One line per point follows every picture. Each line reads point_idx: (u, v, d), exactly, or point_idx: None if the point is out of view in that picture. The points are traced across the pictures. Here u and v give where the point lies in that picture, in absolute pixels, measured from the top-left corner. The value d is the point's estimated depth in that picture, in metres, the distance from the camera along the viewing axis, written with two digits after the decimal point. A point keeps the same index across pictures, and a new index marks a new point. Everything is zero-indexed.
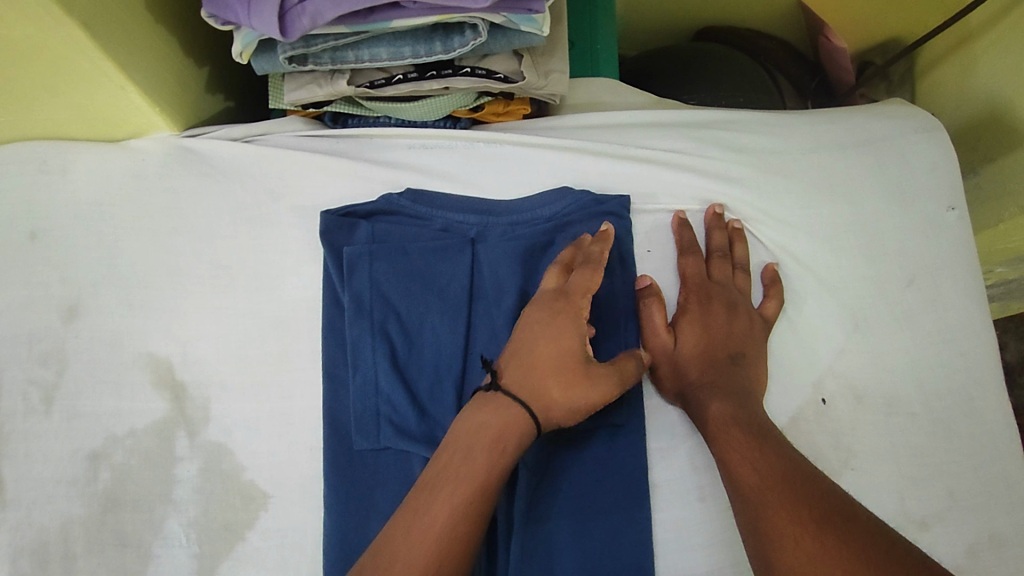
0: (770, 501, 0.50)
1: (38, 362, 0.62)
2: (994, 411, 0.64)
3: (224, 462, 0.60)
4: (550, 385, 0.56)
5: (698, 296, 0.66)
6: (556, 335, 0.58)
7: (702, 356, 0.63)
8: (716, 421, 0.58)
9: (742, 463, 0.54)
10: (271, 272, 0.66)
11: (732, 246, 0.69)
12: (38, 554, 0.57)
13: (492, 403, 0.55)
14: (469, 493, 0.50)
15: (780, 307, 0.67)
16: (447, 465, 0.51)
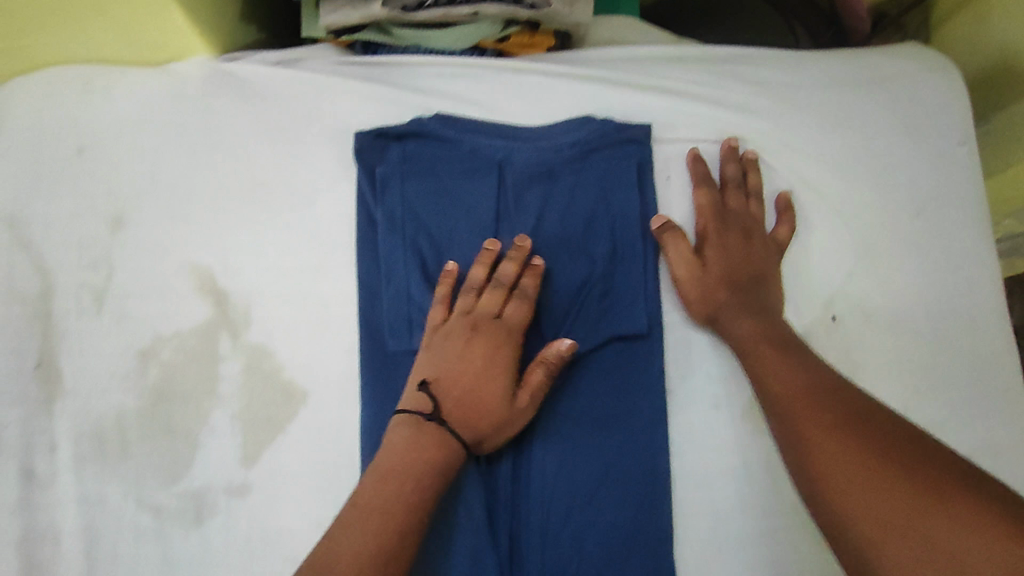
0: (801, 410, 0.52)
1: (88, 268, 0.66)
2: (996, 329, 0.67)
3: (265, 362, 0.64)
4: (484, 421, 0.58)
5: (717, 227, 0.68)
6: (494, 373, 0.60)
7: (730, 280, 0.65)
8: (748, 341, 0.61)
9: (771, 375, 0.57)
10: (307, 189, 0.69)
11: (745, 174, 0.72)
12: (96, 438, 0.62)
13: (424, 432, 0.57)
14: (394, 519, 0.52)
15: (791, 233, 0.70)
16: (378, 492, 0.54)
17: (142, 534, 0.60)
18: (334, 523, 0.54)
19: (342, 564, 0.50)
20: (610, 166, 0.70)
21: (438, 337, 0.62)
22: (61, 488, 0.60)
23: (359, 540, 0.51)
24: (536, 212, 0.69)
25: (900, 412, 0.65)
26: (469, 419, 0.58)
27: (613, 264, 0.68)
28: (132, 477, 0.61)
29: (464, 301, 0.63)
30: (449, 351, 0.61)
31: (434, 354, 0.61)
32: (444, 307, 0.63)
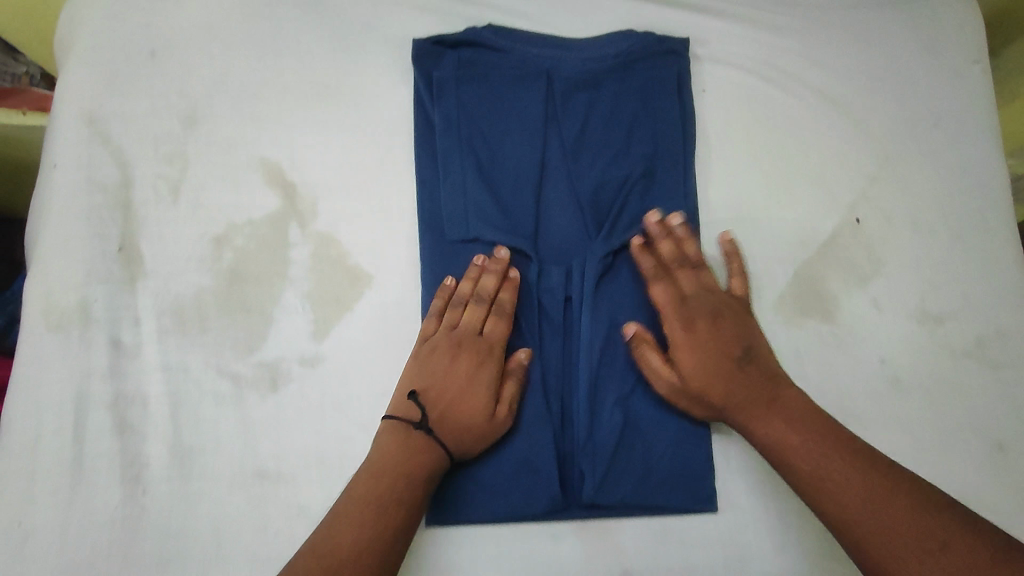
0: (818, 454, 0.55)
1: (164, 161, 0.70)
2: (1007, 230, 0.72)
3: (331, 248, 0.69)
4: (465, 435, 0.60)
5: (681, 324, 0.64)
6: (476, 389, 0.61)
7: (712, 379, 0.61)
8: (755, 429, 0.59)
9: (794, 462, 0.56)
10: (368, 93, 0.73)
11: (682, 246, 0.67)
12: (176, 313, 0.67)
13: (410, 440, 0.59)
14: (385, 517, 0.55)
15: (745, 283, 0.67)
16: (371, 489, 0.56)
17: (222, 400, 0.65)
18: (327, 514, 0.55)
19: (341, 555, 0.52)
20: (652, 73, 0.73)
21: (424, 352, 0.63)
22: (148, 357, 0.66)
23: (355, 531, 0.53)
24: (582, 115, 0.72)
25: (917, 302, 0.70)
26: (452, 427, 0.60)
27: (654, 163, 0.72)
28: (212, 348, 0.66)
29: (451, 315, 0.65)
30: (435, 366, 0.62)
31: (421, 369, 0.63)
32: (434, 321, 0.65)
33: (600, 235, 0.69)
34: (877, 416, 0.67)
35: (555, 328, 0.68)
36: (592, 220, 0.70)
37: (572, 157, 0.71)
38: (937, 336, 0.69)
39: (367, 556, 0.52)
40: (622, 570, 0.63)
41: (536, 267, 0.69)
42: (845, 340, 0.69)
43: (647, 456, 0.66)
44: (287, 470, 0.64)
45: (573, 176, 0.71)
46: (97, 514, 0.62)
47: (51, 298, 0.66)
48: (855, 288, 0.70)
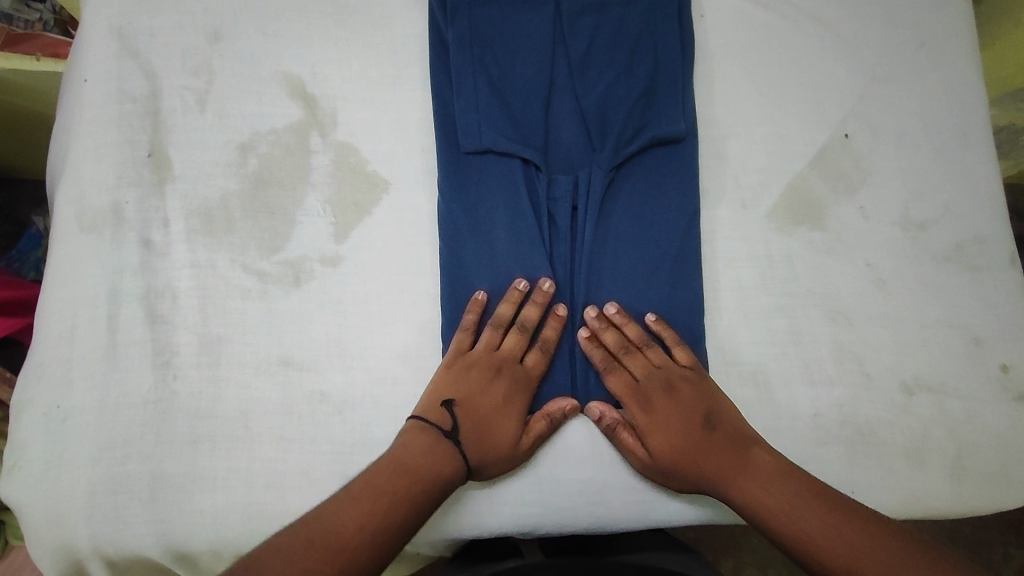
0: (797, 516, 0.57)
1: (191, 74, 0.74)
2: (983, 146, 0.77)
3: (351, 157, 0.72)
4: (489, 457, 0.61)
5: (639, 405, 0.65)
6: (507, 415, 0.63)
7: (680, 458, 0.62)
8: (736, 493, 0.60)
9: (785, 526, 0.57)
10: (384, 12, 0.77)
11: (623, 331, 0.68)
12: (204, 214, 0.70)
13: (439, 446, 0.60)
14: (399, 510, 0.55)
15: (690, 354, 0.67)
16: (390, 482, 0.56)
17: (249, 294, 0.68)
18: (337, 492, 0.56)
19: (346, 534, 0.52)
20: None
21: (462, 365, 0.65)
22: (177, 255, 0.69)
23: (364, 515, 0.54)
24: (588, 34, 0.75)
25: (901, 211, 0.74)
26: (480, 444, 0.61)
27: (657, 79, 0.75)
28: (238, 247, 0.69)
29: (489, 337, 0.66)
30: (471, 380, 0.64)
31: (456, 380, 0.64)
32: (470, 338, 0.66)
33: (604, 151, 0.72)
34: (864, 313, 0.71)
35: (561, 232, 0.71)
36: (597, 133, 0.73)
37: (579, 75, 0.75)
38: (918, 242, 0.74)
39: (372, 544, 0.53)
40: None
41: (545, 177, 0.72)
42: (835, 244, 0.73)
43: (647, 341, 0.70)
44: (310, 360, 0.67)
45: (579, 94, 0.74)
46: (130, 398, 0.65)
47: (83, 200, 0.69)
48: (844, 197, 0.74)
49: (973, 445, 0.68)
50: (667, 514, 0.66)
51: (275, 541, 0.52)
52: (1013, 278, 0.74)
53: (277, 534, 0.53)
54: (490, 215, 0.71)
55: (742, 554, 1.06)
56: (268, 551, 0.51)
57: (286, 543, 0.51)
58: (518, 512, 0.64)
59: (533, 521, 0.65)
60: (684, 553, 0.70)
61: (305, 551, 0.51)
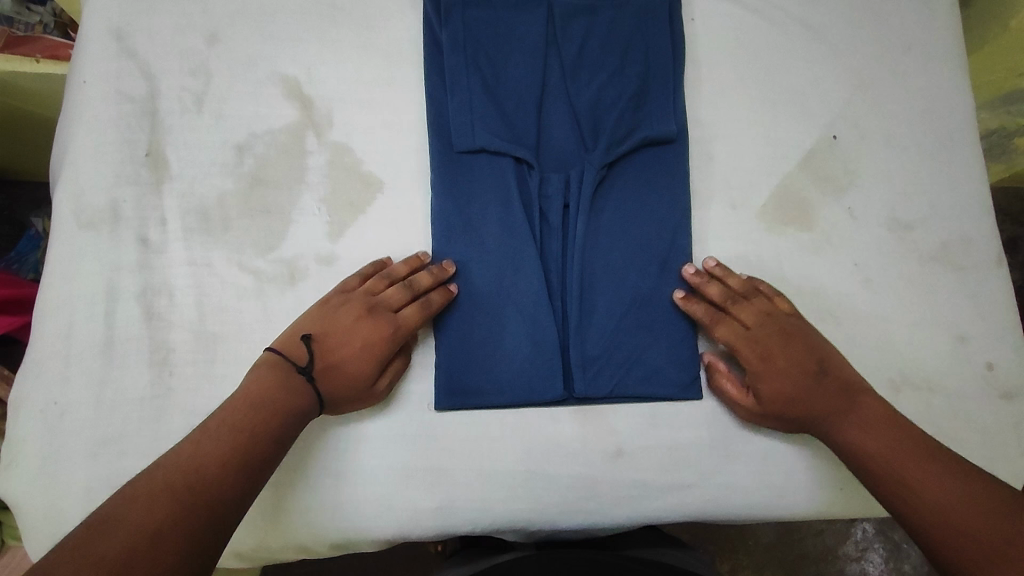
0: (891, 455, 0.59)
1: (188, 75, 0.75)
2: (969, 147, 0.78)
3: (346, 157, 0.73)
4: (340, 398, 0.62)
5: (753, 353, 0.65)
6: (363, 360, 0.62)
7: (789, 402, 0.64)
8: (841, 440, 0.62)
9: (902, 469, 0.57)
10: (379, 15, 0.78)
11: (727, 284, 0.69)
12: (200, 213, 0.71)
13: (290, 381, 0.60)
14: (255, 443, 0.55)
15: (792, 304, 0.68)
16: (245, 417, 0.56)
17: (244, 292, 0.69)
18: (190, 434, 0.54)
19: (199, 469, 0.51)
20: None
21: (336, 304, 0.65)
22: (174, 253, 0.70)
23: (225, 451, 0.53)
24: (580, 37, 0.77)
25: (888, 211, 0.76)
26: (330, 380, 0.61)
27: (648, 81, 0.76)
28: (234, 245, 0.70)
29: (375, 283, 0.66)
30: (338, 319, 0.63)
31: (322, 316, 0.64)
32: (357, 280, 0.67)
33: (595, 149, 0.73)
34: (853, 311, 0.72)
35: (554, 230, 0.72)
36: (589, 132, 0.74)
37: (571, 76, 0.76)
38: (905, 242, 0.75)
39: (223, 477, 0.51)
40: (616, 448, 0.68)
41: (538, 176, 0.73)
42: (823, 244, 0.74)
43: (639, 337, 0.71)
44: None
45: (572, 94, 0.75)
46: (128, 393, 0.65)
47: (81, 199, 0.70)
48: (832, 197, 0.76)
49: (960, 442, 0.69)
50: (659, 510, 0.67)
51: (126, 491, 0.49)
52: (1000, 277, 0.75)
53: (128, 484, 0.50)
54: (483, 211, 0.72)
55: (739, 554, 1.07)
56: (125, 498, 0.48)
57: (122, 493, 0.49)
58: (511, 508, 0.65)
59: (526, 517, 0.65)
60: (679, 549, 0.71)
61: (137, 493, 0.48)
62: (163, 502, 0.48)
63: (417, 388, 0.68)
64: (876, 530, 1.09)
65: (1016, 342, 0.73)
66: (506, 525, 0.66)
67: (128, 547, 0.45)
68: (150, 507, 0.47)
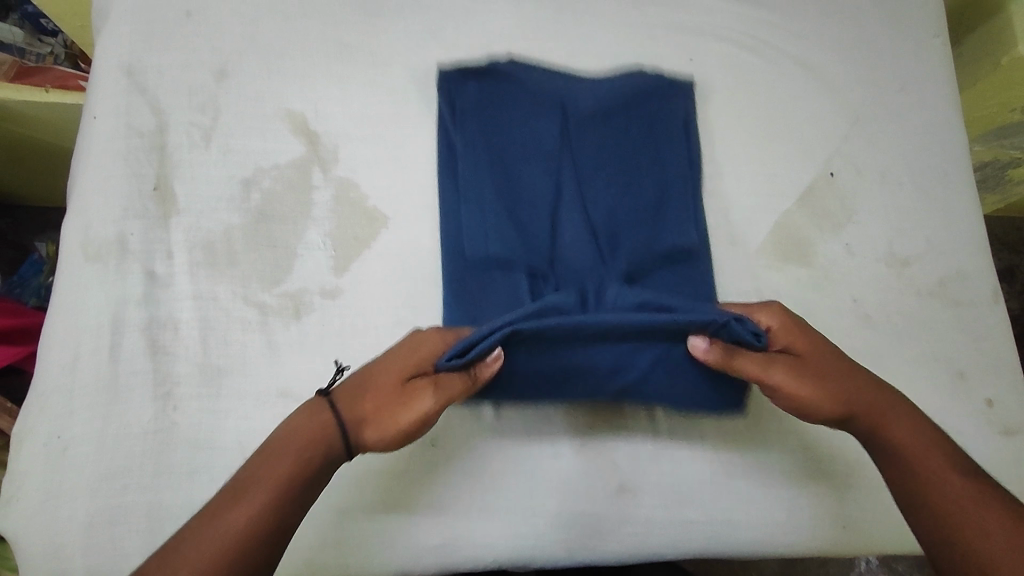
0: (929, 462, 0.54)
1: (197, 110, 0.76)
2: (963, 183, 0.79)
3: (351, 192, 0.75)
4: (368, 418, 0.53)
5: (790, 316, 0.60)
6: (396, 360, 0.55)
7: (841, 387, 0.57)
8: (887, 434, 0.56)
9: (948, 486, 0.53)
10: (385, 52, 0.79)
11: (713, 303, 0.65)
12: (206, 247, 0.72)
13: (317, 400, 0.54)
14: (267, 503, 0.47)
15: None
16: (269, 469, 0.49)
17: (248, 326, 0.70)
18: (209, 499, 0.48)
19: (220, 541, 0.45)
20: (658, 107, 0.77)
21: None
22: (179, 287, 0.70)
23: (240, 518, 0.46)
24: (594, 146, 0.75)
25: (885, 246, 0.77)
26: (358, 390, 0.54)
27: (665, 197, 0.74)
28: (240, 279, 0.71)
29: None
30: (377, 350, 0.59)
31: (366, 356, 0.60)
32: None
33: (614, 257, 0.70)
34: (852, 347, 0.73)
35: None
36: (608, 246, 0.71)
37: (586, 184, 0.73)
38: (903, 277, 0.76)
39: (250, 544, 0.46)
40: (618, 484, 0.68)
41: (553, 284, 0.69)
42: (822, 279, 0.75)
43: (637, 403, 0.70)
44: (308, 391, 0.68)
45: (588, 199, 0.73)
46: (132, 428, 0.65)
47: (89, 232, 0.71)
48: (830, 234, 0.77)
49: None
50: (661, 547, 0.67)
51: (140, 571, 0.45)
52: (996, 312, 0.75)
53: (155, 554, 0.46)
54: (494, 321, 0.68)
55: None
56: None
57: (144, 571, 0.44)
58: (514, 545, 0.65)
59: (527, 553, 0.65)
60: None
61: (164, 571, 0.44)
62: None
63: None
64: (880, 562, 1.08)
65: (1013, 379, 0.74)
66: (507, 562, 0.66)
67: None
68: None
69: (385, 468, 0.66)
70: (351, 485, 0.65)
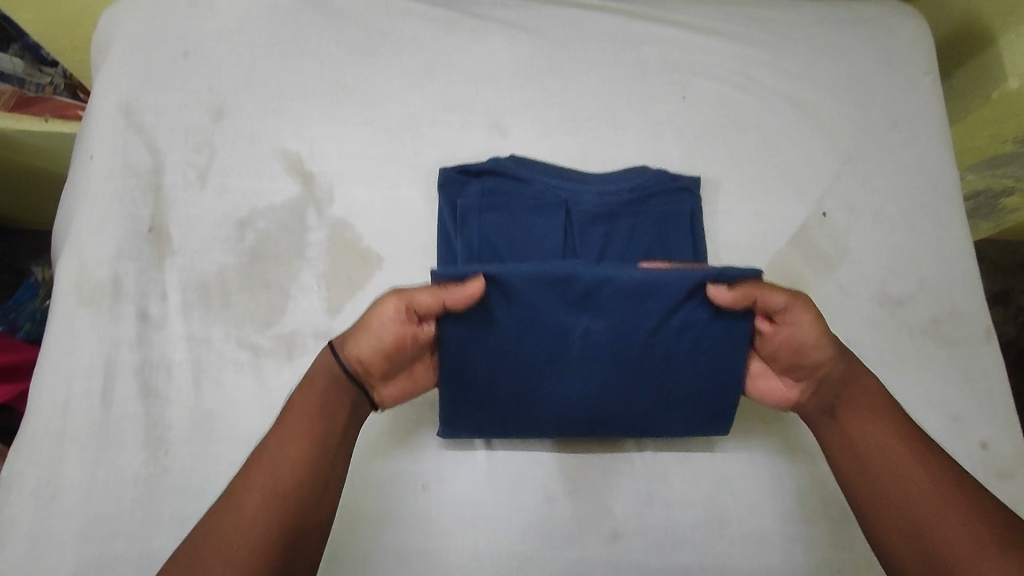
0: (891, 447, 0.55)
1: (193, 150, 0.77)
2: (956, 222, 0.80)
3: (346, 232, 0.75)
4: (348, 336, 0.57)
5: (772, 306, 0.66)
6: None
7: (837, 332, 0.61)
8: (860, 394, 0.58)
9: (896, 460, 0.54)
10: (381, 92, 0.80)
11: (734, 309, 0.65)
12: (200, 288, 0.72)
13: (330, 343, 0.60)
14: (314, 431, 0.53)
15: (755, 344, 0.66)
16: (310, 401, 0.54)
17: (241, 368, 0.70)
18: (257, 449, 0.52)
19: (285, 471, 0.50)
20: (666, 211, 0.75)
21: None
22: (172, 328, 0.70)
23: (296, 450, 0.51)
24: (599, 247, 0.73)
25: (878, 285, 0.77)
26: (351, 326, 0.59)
27: None
28: (233, 320, 0.71)
29: None
30: None
31: None
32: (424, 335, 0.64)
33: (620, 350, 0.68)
34: None
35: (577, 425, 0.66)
36: None
37: None
38: (896, 317, 0.76)
39: (310, 466, 0.51)
40: (611, 529, 0.67)
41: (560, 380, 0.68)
42: None
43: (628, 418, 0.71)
44: None
45: None
46: (123, 473, 0.65)
47: (83, 273, 0.71)
48: (823, 273, 0.77)
49: None
50: None
51: (210, 515, 0.49)
52: (990, 353, 0.75)
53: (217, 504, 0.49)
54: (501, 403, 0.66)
55: None
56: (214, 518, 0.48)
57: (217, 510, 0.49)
58: None
59: None
60: None
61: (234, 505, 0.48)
62: (258, 511, 0.48)
63: (415, 468, 0.68)
64: None
65: (1007, 420, 0.73)
66: None
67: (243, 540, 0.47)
68: (233, 527, 0.47)
69: (381, 516, 0.66)
70: (349, 535, 0.65)
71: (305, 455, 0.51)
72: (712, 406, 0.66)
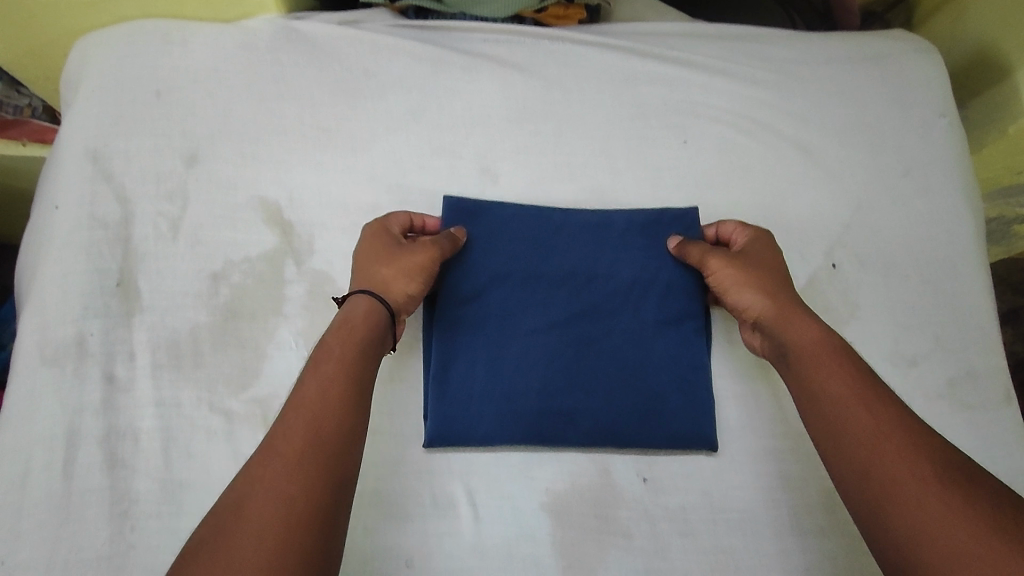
0: (857, 414, 0.52)
1: (165, 198, 0.72)
2: (971, 274, 0.76)
3: (326, 287, 0.71)
4: (386, 286, 0.62)
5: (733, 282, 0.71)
6: (377, 247, 0.65)
7: (774, 281, 0.64)
8: (810, 348, 0.58)
9: (861, 414, 0.52)
10: (366, 135, 0.76)
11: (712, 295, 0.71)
12: (170, 348, 0.68)
13: (351, 307, 0.60)
14: (339, 390, 0.53)
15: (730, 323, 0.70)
16: (332, 349, 0.56)
17: (213, 436, 0.65)
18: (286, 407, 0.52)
19: (316, 425, 0.51)
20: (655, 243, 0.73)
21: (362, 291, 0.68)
22: (140, 393, 0.66)
23: (327, 406, 0.52)
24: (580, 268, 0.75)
25: (891, 343, 0.72)
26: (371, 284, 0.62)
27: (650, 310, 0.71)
28: (205, 382, 0.67)
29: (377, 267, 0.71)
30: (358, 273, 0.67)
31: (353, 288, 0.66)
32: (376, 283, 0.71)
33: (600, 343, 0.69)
34: None
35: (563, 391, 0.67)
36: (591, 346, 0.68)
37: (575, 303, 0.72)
38: (912, 378, 0.71)
39: (342, 420, 0.52)
40: None
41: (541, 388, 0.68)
42: None
43: (618, 448, 0.66)
44: None
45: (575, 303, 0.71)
46: (82, 553, 0.60)
47: (46, 332, 0.67)
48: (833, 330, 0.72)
49: None
50: None
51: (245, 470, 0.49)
52: (1009, 415, 0.71)
53: (251, 460, 0.49)
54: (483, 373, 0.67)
55: None
56: (249, 475, 0.48)
57: (256, 463, 0.49)
58: None
59: None
60: None
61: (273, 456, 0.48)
62: (291, 465, 0.48)
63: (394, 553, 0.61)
64: None
65: None
66: None
67: (281, 504, 0.46)
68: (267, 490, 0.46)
69: None
70: None
71: (333, 406, 0.52)
72: (687, 436, 0.66)
